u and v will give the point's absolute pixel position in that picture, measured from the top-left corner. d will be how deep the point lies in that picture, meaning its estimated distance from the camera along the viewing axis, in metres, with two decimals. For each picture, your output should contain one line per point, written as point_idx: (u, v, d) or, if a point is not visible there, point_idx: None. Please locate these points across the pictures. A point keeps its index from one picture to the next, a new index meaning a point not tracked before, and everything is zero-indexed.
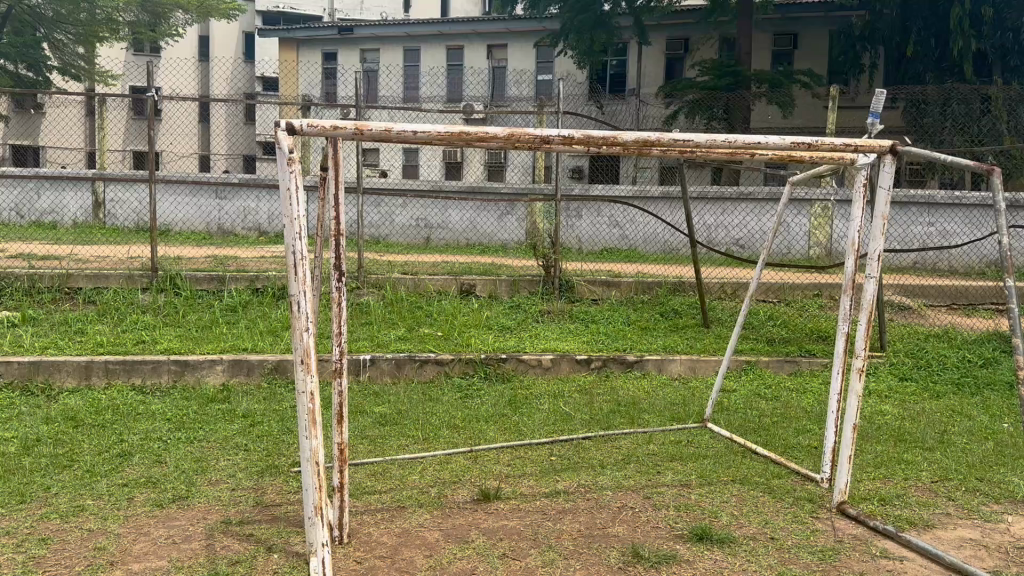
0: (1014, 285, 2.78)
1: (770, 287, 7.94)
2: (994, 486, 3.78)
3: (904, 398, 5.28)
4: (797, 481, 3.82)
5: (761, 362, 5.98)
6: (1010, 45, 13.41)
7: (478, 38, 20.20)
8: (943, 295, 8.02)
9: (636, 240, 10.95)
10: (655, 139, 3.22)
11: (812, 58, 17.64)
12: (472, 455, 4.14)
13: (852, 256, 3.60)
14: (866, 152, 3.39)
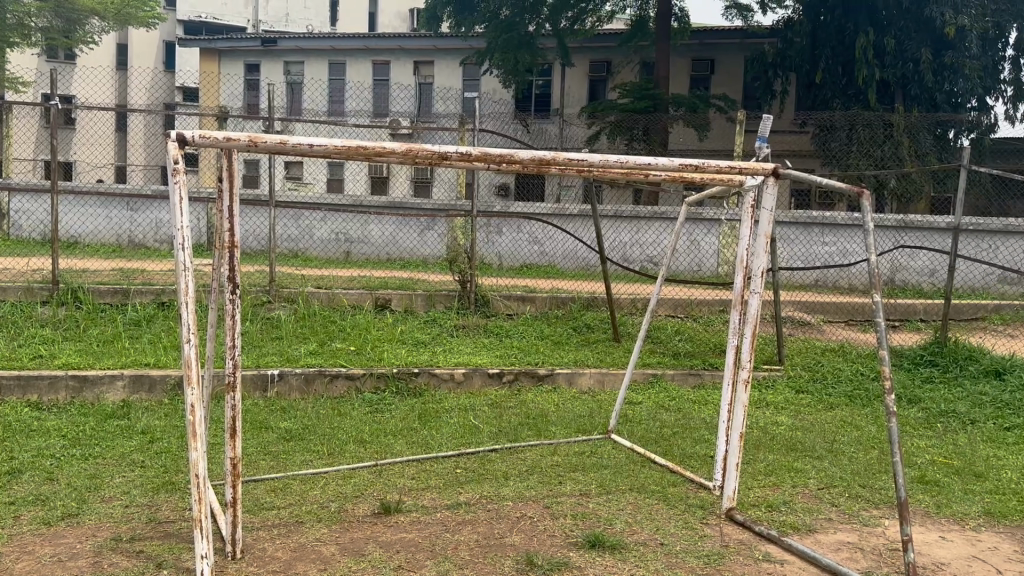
0: (881, 301, 2.96)
1: (679, 303, 8.24)
2: (875, 492, 3.97)
3: (798, 410, 5.51)
4: (691, 489, 3.97)
5: (666, 376, 6.18)
6: (910, 75, 13.72)
7: (404, 55, 20.25)
8: (840, 312, 8.44)
9: (555, 257, 11.16)
10: (551, 158, 3.33)
11: (728, 83, 18.29)
12: (375, 469, 4.16)
13: (740, 273, 3.80)
14: (750, 174, 3.57)
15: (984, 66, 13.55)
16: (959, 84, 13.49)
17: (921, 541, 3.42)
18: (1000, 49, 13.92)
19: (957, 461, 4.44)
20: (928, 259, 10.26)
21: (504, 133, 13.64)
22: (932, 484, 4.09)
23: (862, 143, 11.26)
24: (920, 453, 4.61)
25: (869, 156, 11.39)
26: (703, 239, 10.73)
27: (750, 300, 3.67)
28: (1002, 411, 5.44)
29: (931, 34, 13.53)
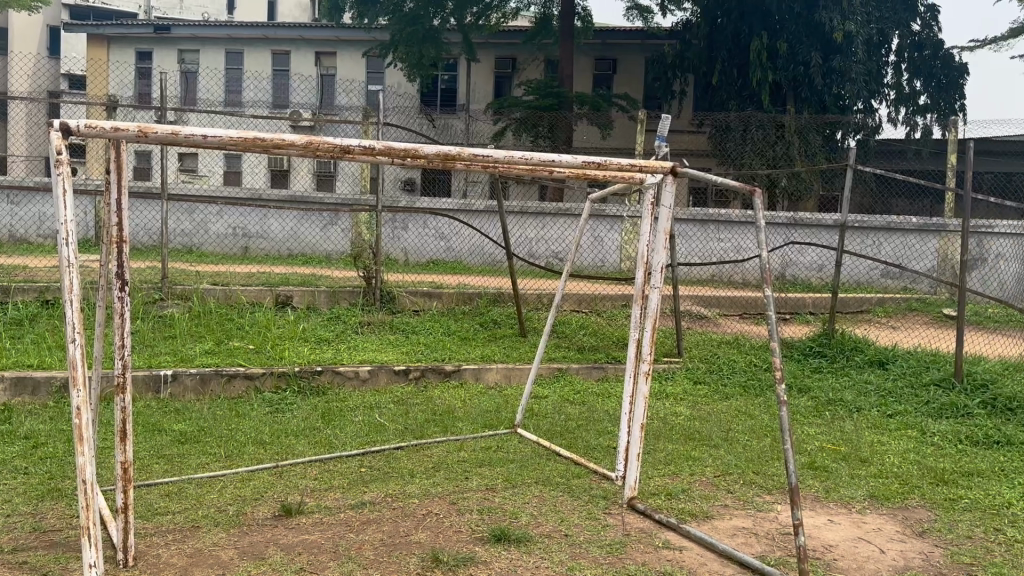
0: (772, 295, 3.08)
1: (583, 298, 8.37)
2: (768, 478, 4.15)
3: (696, 400, 5.70)
4: (595, 481, 4.04)
5: (571, 369, 6.28)
6: (801, 78, 14.32)
7: (306, 45, 19.80)
8: (736, 305, 8.76)
9: (461, 252, 11.13)
10: (456, 153, 3.32)
11: (630, 83, 18.70)
12: (276, 471, 4.05)
13: (641, 269, 3.89)
14: (650, 173, 3.66)
15: (869, 70, 14.22)
16: (846, 86, 14.10)
17: (810, 524, 3.59)
18: (883, 54, 14.66)
19: (844, 448, 4.68)
20: (817, 255, 10.77)
21: (409, 128, 13.53)
22: (820, 470, 4.30)
23: (756, 143, 11.70)
24: (810, 440, 4.83)
25: (762, 156, 11.86)
26: (606, 236, 10.94)
27: (650, 296, 3.77)
28: (885, 399, 5.76)
29: (819, 39, 14.18)
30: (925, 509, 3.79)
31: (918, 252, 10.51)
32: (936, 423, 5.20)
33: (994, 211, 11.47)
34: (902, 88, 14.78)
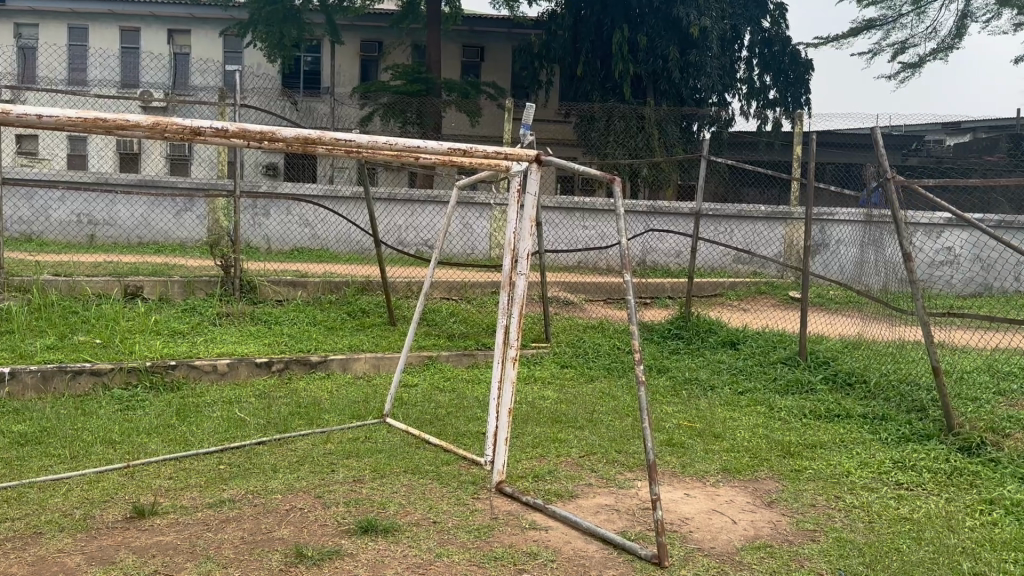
0: (631, 279, 3.19)
1: (453, 286, 8.38)
2: (629, 456, 4.31)
3: (562, 383, 5.84)
4: (464, 467, 4.06)
5: (440, 357, 6.28)
6: (660, 71, 14.85)
7: (157, 22, 18.72)
8: (600, 291, 9.03)
9: (328, 240, 10.87)
10: (315, 137, 3.23)
11: (497, 71, 18.82)
12: (128, 471, 3.84)
13: (508, 255, 3.93)
14: (515, 160, 3.70)
15: (723, 65, 14.90)
16: (702, 80, 14.71)
17: (668, 499, 3.75)
18: (736, 49, 15.39)
19: (699, 424, 4.92)
20: (675, 242, 11.26)
21: (271, 111, 13.07)
22: (678, 446, 4.50)
23: (618, 133, 12.05)
24: (668, 418, 5.06)
25: (624, 146, 12.24)
26: (475, 223, 10.99)
27: (517, 282, 3.80)
28: (737, 377, 6.11)
29: (677, 34, 14.73)
30: (772, 480, 4.05)
31: (767, 238, 11.16)
32: (782, 399, 5.55)
33: (834, 200, 12.32)
34: (753, 82, 15.60)
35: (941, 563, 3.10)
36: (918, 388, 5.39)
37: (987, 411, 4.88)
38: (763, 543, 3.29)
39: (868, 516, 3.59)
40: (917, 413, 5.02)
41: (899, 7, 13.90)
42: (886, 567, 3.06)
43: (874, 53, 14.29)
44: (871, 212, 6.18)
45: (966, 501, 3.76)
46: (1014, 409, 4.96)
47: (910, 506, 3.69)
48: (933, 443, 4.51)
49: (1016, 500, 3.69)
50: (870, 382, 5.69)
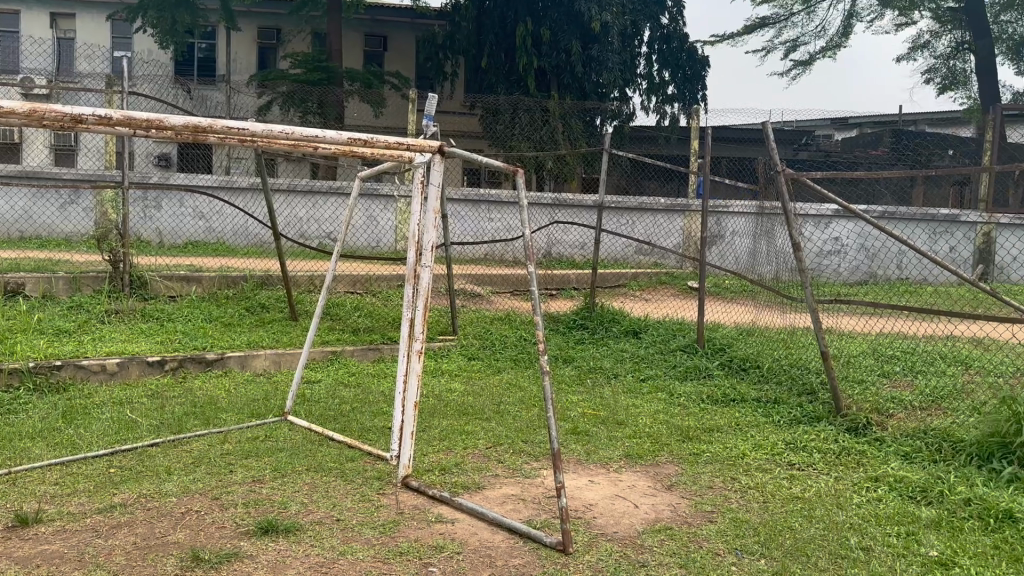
0: (535, 270, 3.20)
1: (357, 279, 8.25)
2: (535, 445, 4.34)
3: (468, 375, 5.84)
4: (369, 462, 4.01)
5: (345, 352, 6.18)
6: (564, 65, 15.00)
7: (37, 4, 17.67)
8: (507, 283, 9.06)
9: (224, 233, 10.54)
10: (207, 125, 3.10)
11: (401, 61, 18.61)
12: (8, 478, 3.62)
13: (412, 248, 3.88)
14: (418, 151, 3.66)
15: (624, 60, 15.15)
16: (604, 75, 14.91)
17: (573, 487, 3.80)
18: (637, 45, 15.66)
19: (603, 412, 5.01)
20: (579, 234, 11.41)
21: (163, 100, 12.55)
22: (583, 434, 4.57)
23: (522, 126, 12.11)
24: (573, 407, 5.12)
25: (528, 139, 12.31)
26: (379, 215, 10.84)
27: (421, 274, 3.76)
28: (639, 364, 6.26)
29: (580, 28, 14.90)
30: (672, 464, 4.16)
31: (667, 229, 11.44)
32: (681, 385, 5.72)
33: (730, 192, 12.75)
34: (652, 77, 15.94)
35: (831, 539, 3.25)
36: (808, 371, 5.64)
37: (871, 392, 5.15)
38: (664, 526, 3.37)
39: (762, 496, 3.73)
40: (808, 395, 5.26)
41: (790, 7, 14.48)
42: (780, 545, 3.19)
43: (768, 51, 14.82)
44: (763, 204, 6.43)
45: (853, 478, 3.95)
46: (896, 390, 5.26)
47: (802, 486, 3.86)
48: (823, 425, 4.73)
49: (899, 477, 3.90)
50: (764, 367, 5.93)
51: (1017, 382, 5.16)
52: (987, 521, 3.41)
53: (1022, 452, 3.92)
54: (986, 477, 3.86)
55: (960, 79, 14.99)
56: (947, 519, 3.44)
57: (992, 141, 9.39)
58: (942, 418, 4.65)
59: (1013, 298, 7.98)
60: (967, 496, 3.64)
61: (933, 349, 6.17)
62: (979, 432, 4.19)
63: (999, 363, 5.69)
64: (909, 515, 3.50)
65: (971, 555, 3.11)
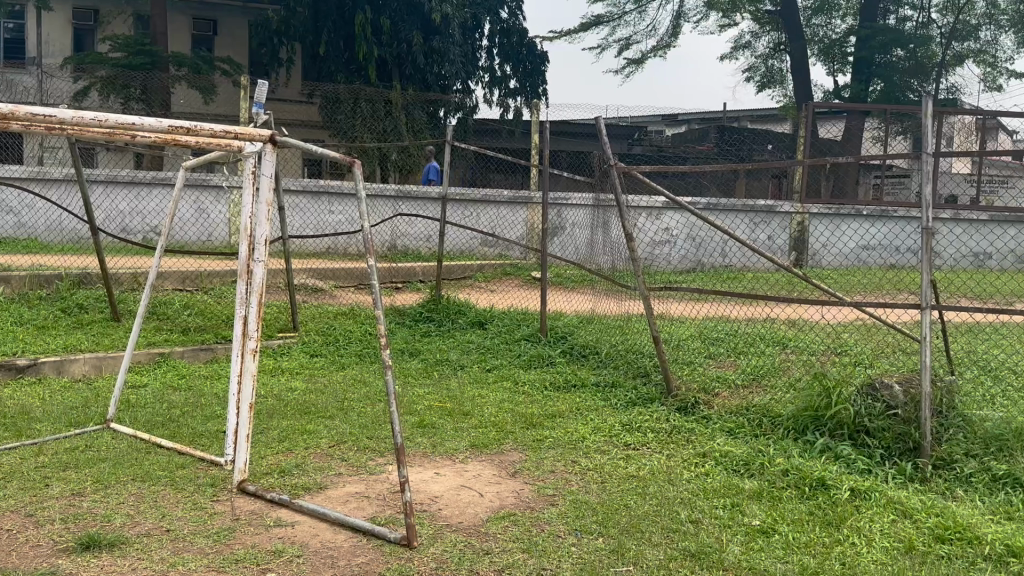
0: (374, 263, 3.12)
1: (188, 275, 7.82)
2: (380, 442, 4.28)
3: (310, 373, 5.67)
4: (202, 468, 3.82)
5: (174, 354, 5.86)
6: (405, 56, 14.86)
7: None
8: (350, 277, 8.86)
9: (36, 229, 9.70)
10: (8, 112, 2.82)
11: (233, 47, 17.79)
12: None
13: (245, 242, 3.70)
14: (247, 140, 3.53)
15: (465, 53, 15.20)
16: (446, 67, 14.91)
17: (418, 480, 3.79)
18: (477, 38, 15.75)
19: (449, 404, 5.03)
20: (423, 226, 11.35)
21: None
22: (429, 427, 4.56)
23: (364, 117, 11.92)
24: (419, 400, 5.10)
25: (370, 130, 12.14)
26: (212, 208, 10.33)
27: (254, 270, 3.60)
28: (484, 355, 6.32)
29: (420, 18, 14.80)
30: (516, 452, 4.24)
31: (510, 221, 11.60)
32: (525, 373, 5.84)
33: (571, 184, 13.10)
34: (494, 71, 16.08)
35: (664, 514, 3.42)
36: (642, 355, 5.91)
37: (699, 373, 5.48)
38: (507, 513, 3.42)
39: (601, 477, 3.87)
40: (642, 378, 5.52)
41: (622, 6, 15.04)
42: (616, 523, 3.32)
43: (604, 48, 15.37)
44: (599, 196, 6.65)
45: (684, 455, 4.18)
46: (721, 370, 5.62)
47: (636, 465, 4.04)
48: (655, 406, 4.98)
49: (723, 452, 4.17)
50: (602, 352, 6.16)
51: (826, 359, 5.64)
52: (802, 490, 3.70)
53: (832, 424, 4.27)
54: (801, 448, 4.18)
55: (777, 78, 16.08)
56: (767, 489, 3.71)
57: (803, 137, 10.20)
58: (762, 394, 5.01)
59: (823, 282, 8.72)
60: (784, 467, 3.93)
61: (754, 331, 6.64)
62: (795, 407, 4.53)
63: (811, 343, 6.20)
64: (734, 487, 3.74)
65: (789, 521, 3.37)
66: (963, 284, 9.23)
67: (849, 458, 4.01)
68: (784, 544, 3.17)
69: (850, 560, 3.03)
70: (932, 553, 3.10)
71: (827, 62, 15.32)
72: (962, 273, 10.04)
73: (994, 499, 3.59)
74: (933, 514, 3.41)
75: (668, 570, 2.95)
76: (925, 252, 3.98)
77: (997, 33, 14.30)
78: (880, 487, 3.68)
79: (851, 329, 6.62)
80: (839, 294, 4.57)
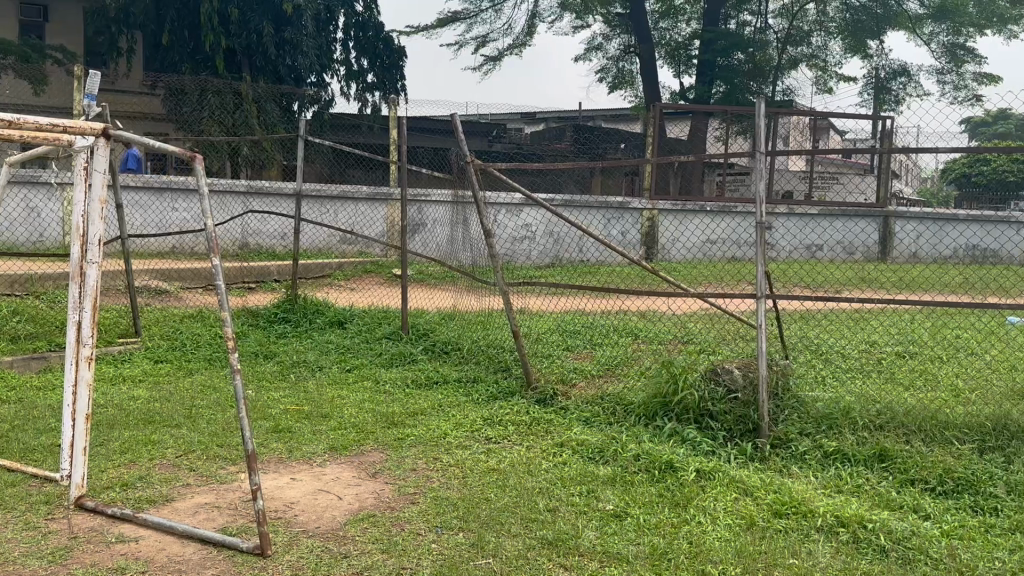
0: (219, 262, 2.99)
1: (17, 279, 7.23)
2: (231, 448, 4.12)
3: (156, 381, 5.38)
4: (35, 486, 3.56)
5: (2, 364, 5.41)
6: (255, 47, 14.30)
7: None
8: (198, 278, 8.47)
9: None
10: None
11: (65, 34, 16.57)
12: None
13: (75, 242, 3.45)
14: (77, 134, 3.23)
15: (319, 45, 14.82)
16: (298, 59, 14.47)
17: (272, 487, 3.68)
18: (331, 31, 15.36)
19: (306, 407, 4.91)
20: (277, 224, 11.01)
21: None
22: (284, 431, 4.44)
23: (212, 109, 11.42)
24: (274, 404, 4.95)
25: (219, 123, 11.65)
26: (43, 206, 9.60)
27: (87, 272, 3.36)
28: (344, 355, 6.21)
29: (270, 9, 14.30)
30: (376, 451, 4.20)
31: (369, 218, 11.42)
32: (386, 371, 5.79)
33: (431, 181, 13.07)
34: (350, 64, 15.75)
35: (523, 504, 3.49)
36: (502, 350, 5.98)
37: (557, 365, 5.63)
38: (366, 514, 3.39)
39: (462, 472, 3.90)
40: (503, 372, 5.60)
41: (478, 3, 15.13)
42: (477, 517, 3.36)
43: (461, 44, 15.40)
44: (458, 192, 6.67)
45: (543, 446, 4.28)
46: (578, 361, 5.79)
47: (497, 458, 4.09)
48: (516, 399, 5.07)
49: (580, 440, 4.29)
50: (464, 348, 6.21)
51: (675, 348, 5.93)
52: (653, 473, 3.88)
53: (679, 409, 4.50)
54: (652, 433, 4.39)
55: (628, 79, 16.62)
56: (621, 474, 3.87)
57: (652, 136, 10.62)
58: (616, 383, 5.20)
59: (669, 274, 9.16)
60: (636, 452, 4.10)
61: (607, 322, 6.88)
62: (645, 394, 4.75)
63: (661, 333, 6.50)
64: (589, 474, 3.86)
65: (640, 504, 3.52)
66: (797, 274, 9.93)
67: (695, 441, 4.24)
68: (636, 527, 3.31)
69: (696, 537, 3.20)
70: (770, 527, 3.32)
71: (674, 65, 16.08)
72: (796, 265, 10.79)
73: (826, 474, 3.88)
74: (771, 490, 3.66)
75: (527, 560, 3.01)
76: (760, 245, 4.24)
77: (827, 39, 15.36)
78: (723, 467, 3.90)
79: (696, 320, 6.97)
80: (685, 285, 4.76)
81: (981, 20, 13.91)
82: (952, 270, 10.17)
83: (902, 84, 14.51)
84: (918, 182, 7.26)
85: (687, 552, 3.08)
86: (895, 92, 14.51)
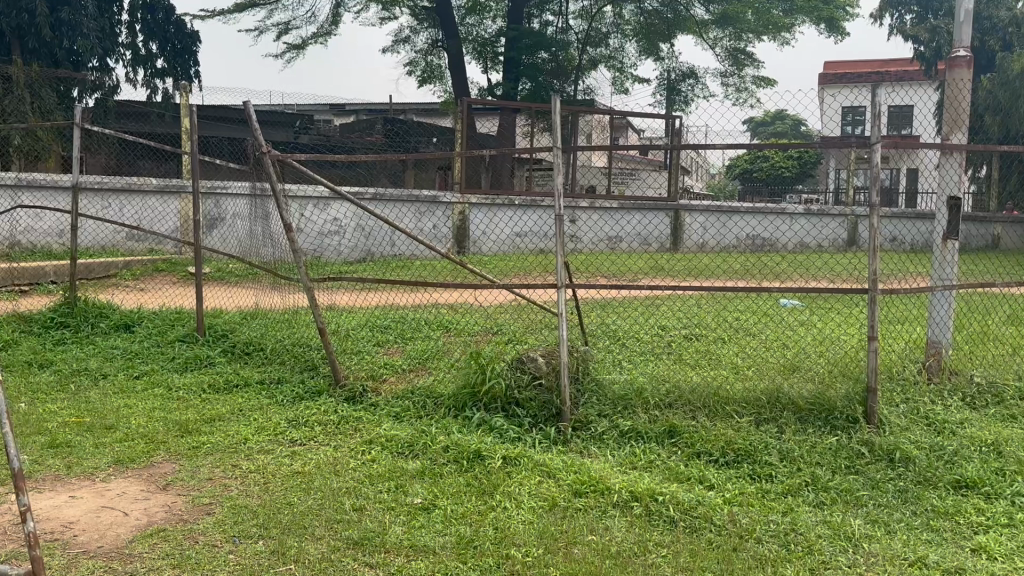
0: None
1: None
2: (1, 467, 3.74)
3: None
4: None
5: None
6: (27, 27, 12.92)
7: None
8: None
9: None
10: None
11: None
12: None
13: None
14: None
15: (101, 27, 13.74)
16: (78, 41, 13.34)
17: (46, 507, 3.37)
18: (114, 12, 14.32)
19: (89, 418, 4.54)
20: (54, 220, 10.08)
21: None
22: (62, 446, 4.08)
23: None
24: (50, 417, 4.53)
25: None
26: None
27: None
28: (131, 361, 5.79)
29: None
30: (168, 462, 3.96)
31: (162, 214, 10.71)
32: (180, 376, 5.46)
33: (233, 174, 12.47)
34: (138, 48, 14.67)
35: (328, 506, 3.42)
36: (308, 349, 5.83)
37: (367, 362, 5.55)
38: (156, 529, 3.18)
39: (263, 477, 3.76)
40: (308, 371, 5.45)
41: None
42: (278, 523, 3.25)
43: (262, 31, 14.80)
44: (257, 186, 6.39)
45: (350, 444, 4.21)
46: (388, 357, 5.75)
47: (301, 461, 3.98)
48: (323, 398, 4.95)
49: (389, 436, 4.27)
50: (266, 349, 5.99)
51: (484, 339, 6.04)
52: (460, 463, 3.93)
53: (487, 398, 4.58)
54: (461, 424, 4.44)
55: (437, 73, 16.79)
56: (429, 467, 3.89)
57: (461, 131, 10.70)
58: (426, 377, 5.22)
59: (482, 267, 9.31)
60: (444, 443, 4.13)
61: (418, 316, 6.88)
62: (455, 386, 4.79)
63: (471, 325, 6.59)
64: (398, 469, 3.85)
65: (447, 495, 3.56)
66: (601, 265, 10.40)
67: (502, 429, 4.34)
68: (443, 518, 3.34)
69: (501, 523, 3.28)
70: (570, 507, 3.47)
71: (482, 61, 16.30)
72: (600, 256, 11.29)
73: (621, 452, 4.11)
74: (572, 471, 3.81)
75: (331, 562, 2.96)
76: (557, 237, 4.38)
77: (623, 41, 16.20)
78: (528, 453, 4.03)
79: (504, 311, 7.14)
80: (490, 277, 4.83)
81: (759, 28, 14.87)
82: (736, 258, 11.06)
83: (691, 85, 15.55)
84: (705, 177, 7.80)
85: (491, 538, 3.15)
86: (685, 93, 15.56)
